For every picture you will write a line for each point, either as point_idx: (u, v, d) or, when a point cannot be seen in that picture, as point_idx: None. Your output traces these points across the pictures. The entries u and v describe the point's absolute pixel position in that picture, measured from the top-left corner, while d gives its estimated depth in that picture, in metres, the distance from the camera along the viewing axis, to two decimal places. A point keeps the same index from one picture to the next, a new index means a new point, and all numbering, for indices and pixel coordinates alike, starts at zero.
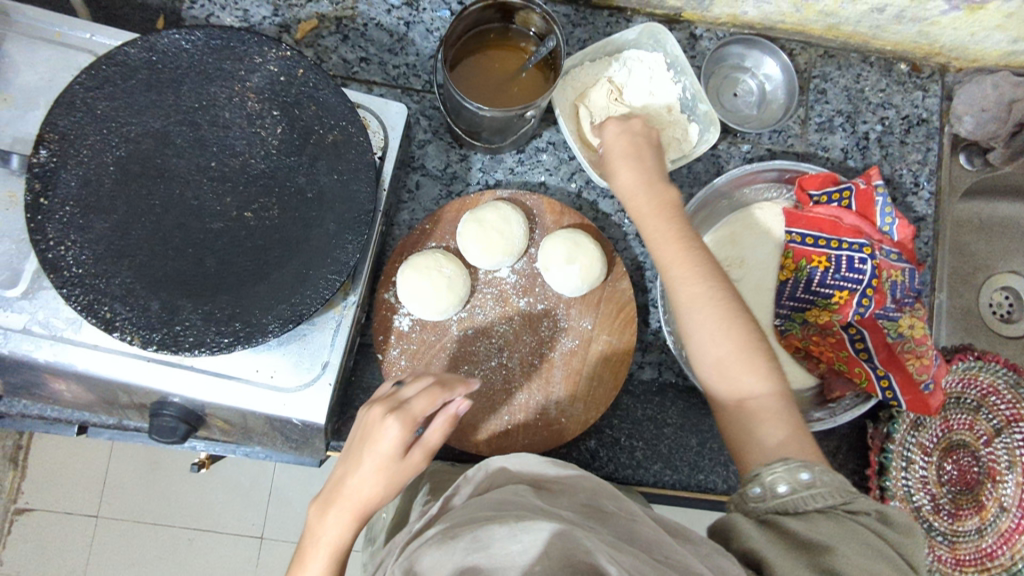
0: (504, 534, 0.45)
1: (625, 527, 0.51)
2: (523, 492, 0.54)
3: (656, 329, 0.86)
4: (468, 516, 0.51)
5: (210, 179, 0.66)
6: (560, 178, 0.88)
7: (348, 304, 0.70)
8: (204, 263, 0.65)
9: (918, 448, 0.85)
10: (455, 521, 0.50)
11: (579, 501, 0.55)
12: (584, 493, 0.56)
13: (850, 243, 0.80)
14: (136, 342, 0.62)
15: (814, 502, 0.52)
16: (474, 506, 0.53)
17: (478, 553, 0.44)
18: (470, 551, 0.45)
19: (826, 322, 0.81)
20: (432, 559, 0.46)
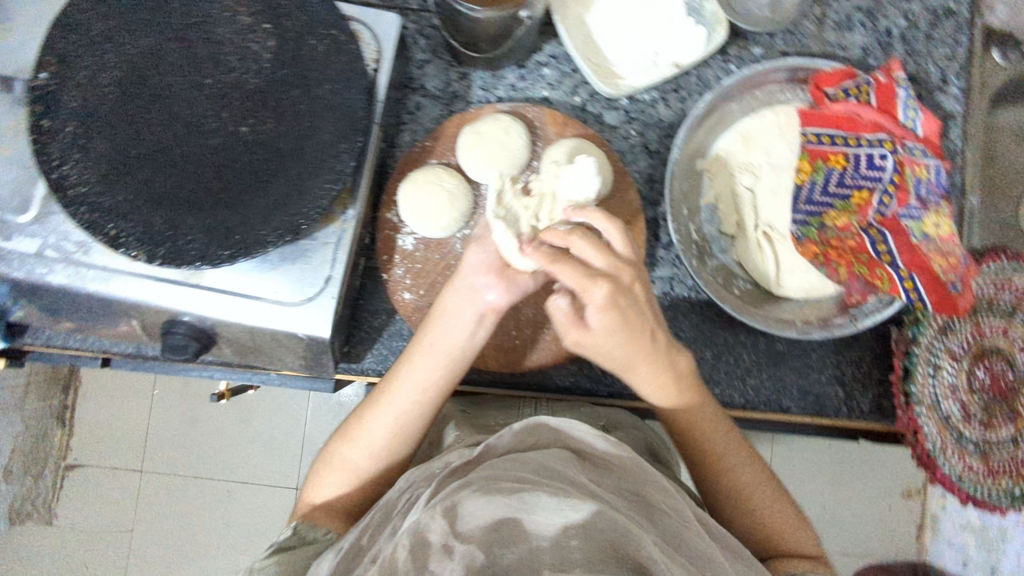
0: (549, 504, 0.45)
1: (673, 527, 0.50)
2: (564, 459, 0.52)
3: (667, 243, 0.85)
4: (509, 471, 0.50)
5: (205, 96, 0.66)
6: (563, 92, 0.85)
7: (348, 219, 0.70)
8: (203, 178, 0.65)
9: (947, 355, 0.81)
10: (498, 470, 0.50)
11: (627, 486, 0.52)
12: (629, 475, 0.54)
13: (869, 139, 0.77)
14: (141, 256, 0.63)
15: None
16: (518, 462, 0.51)
17: (522, 513, 0.45)
18: (514, 507, 0.45)
19: (844, 224, 0.78)
20: (474, 504, 0.46)
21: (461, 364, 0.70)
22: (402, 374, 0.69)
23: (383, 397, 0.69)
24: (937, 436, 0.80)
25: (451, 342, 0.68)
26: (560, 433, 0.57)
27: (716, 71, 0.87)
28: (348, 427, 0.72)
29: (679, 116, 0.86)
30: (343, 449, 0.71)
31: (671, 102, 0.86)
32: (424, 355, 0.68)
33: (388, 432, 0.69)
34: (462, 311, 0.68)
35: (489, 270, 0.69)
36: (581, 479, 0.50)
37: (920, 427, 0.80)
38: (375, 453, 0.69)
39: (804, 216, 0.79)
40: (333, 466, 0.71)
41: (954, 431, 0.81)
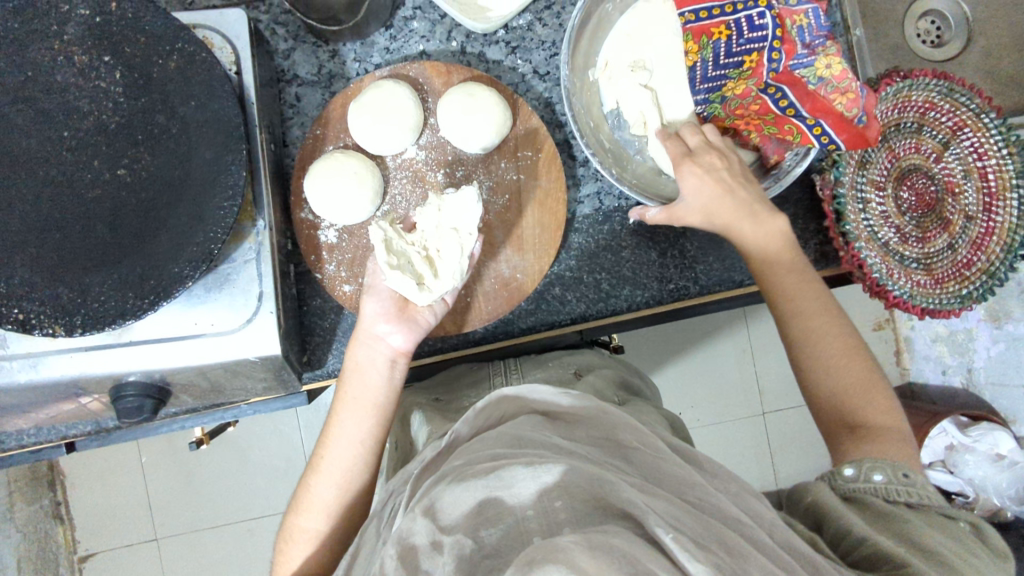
0: (526, 475, 0.42)
1: (648, 462, 0.47)
2: (534, 425, 0.49)
3: (585, 160, 0.84)
4: (483, 451, 0.47)
5: (68, 151, 0.62)
6: (439, 40, 0.83)
7: (259, 230, 0.68)
8: (96, 233, 0.62)
9: (871, 186, 0.84)
10: (469, 457, 0.46)
11: (597, 432, 0.49)
12: (598, 424, 0.50)
13: (745, 0, 0.73)
14: (61, 330, 0.60)
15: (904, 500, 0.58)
16: (488, 441, 0.48)
17: (500, 491, 0.42)
18: (492, 486, 0.42)
19: (744, 92, 0.78)
20: (452, 495, 0.43)
21: (387, 405, 0.71)
22: (334, 433, 0.70)
23: (322, 458, 0.70)
24: (882, 264, 0.82)
25: (369, 388, 0.70)
26: (518, 404, 0.53)
27: None
28: (298, 498, 0.70)
29: (559, 31, 0.84)
30: (298, 521, 0.68)
31: (547, 19, 0.84)
32: (349, 409, 0.70)
33: (335, 487, 0.68)
34: (373, 357, 0.71)
35: (384, 313, 0.72)
36: (553, 443, 0.46)
37: (864, 262, 0.82)
38: (329, 509, 0.68)
39: (705, 95, 0.81)
40: (291, 540, 0.67)
41: (896, 255, 0.84)
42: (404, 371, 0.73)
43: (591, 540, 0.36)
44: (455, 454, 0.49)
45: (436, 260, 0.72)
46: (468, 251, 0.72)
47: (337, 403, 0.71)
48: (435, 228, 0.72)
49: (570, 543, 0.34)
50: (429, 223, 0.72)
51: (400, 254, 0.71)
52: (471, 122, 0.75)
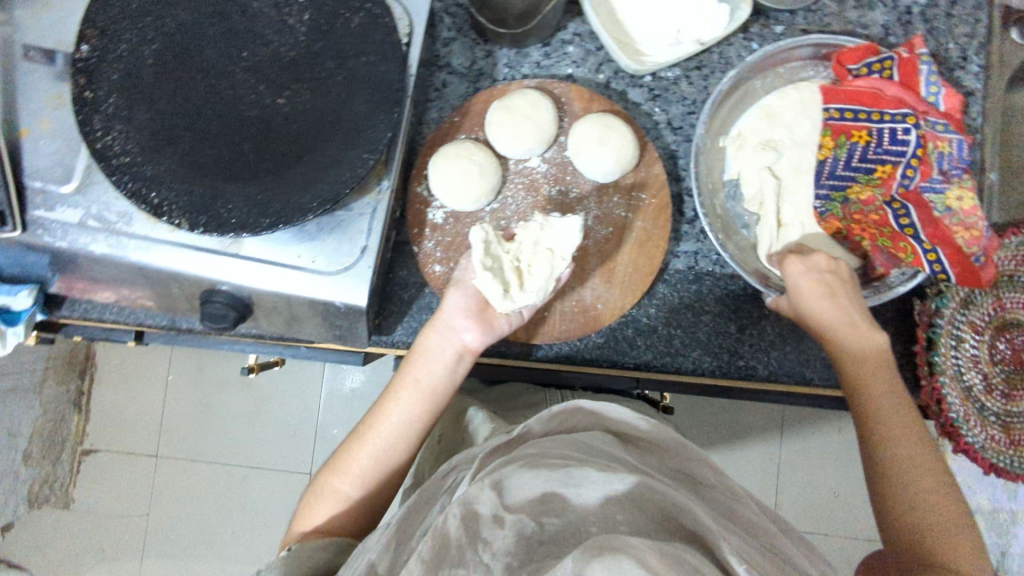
0: (597, 481, 0.49)
1: (722, 501, 0.54)
2: (608, 441, 0.58)
3: (692, 218, 0.86)
4: (553, 450, 0.55)
5: (242, 69, 0.67)
6: (588, 69, 0.87)
7: (383, 189, 0.71)
8: (242, 148, 0.66)
9: (969, 327, 0.82)
10: (544, 449, 0.55)
11: (669, 463, 0.57)
12: (672, 455, 0.58)
13: (892, 114, 0.77)
14: (185, 224, 0.64)
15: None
16: (562, 442, 0.57)
17: (568, 487, 0.50)
18: (560, 482, 0.50)
19: (868, 198, 0.79)
20: (520, 479, 0.51)
21: (443, 394, 0.76)
22: (387, 409, 0.75)
23: (368, 429, 0.75)
24: (960, 406, 0.81)
25: (430, 377, 0.75)
26: (599, 416, 0.62)
27: (739, 49, 0.88)
28: (338, 459, 0.76)
29: (702, 93, 0.87)
30: (333, 481, 0.74)
31: (695, 79, 0.87)
32: (406, 391, 0.75)
33: (374, 459, 0.74)
34: (442, 348, 0.76)
35: (465, 310, 0.75)
36: (623, 457, 0.55)
37: (943, 398, 0.81)
38: (363, 479, 0.73)
39: (827, 191, 0.81)
40: (323, 497, 0.74)
41: (976, 402, 0.82)
42: (468, 368, 0.77)
43: (663, 547, 0.41)
44: (524, 444, 0.58)
45: (524, 274, 0.73)
46: (556, 276, 0.73)
47: (398, 380, 0.76)
48: (534, 245, 0.73)
49: (642, 543, 0.41)
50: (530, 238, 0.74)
51: (497, 258, 0.72)
52: (599, 154, 0.78)
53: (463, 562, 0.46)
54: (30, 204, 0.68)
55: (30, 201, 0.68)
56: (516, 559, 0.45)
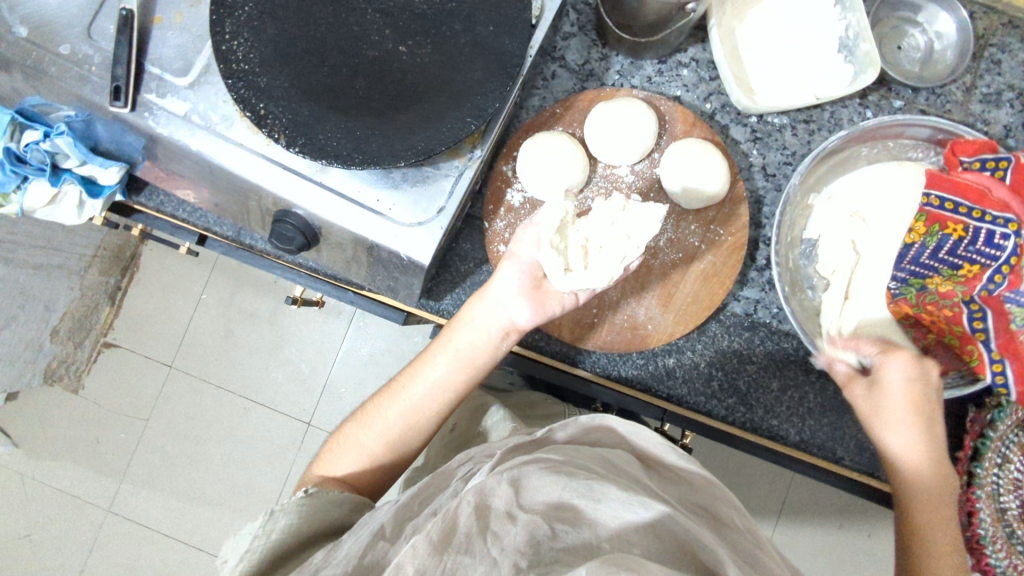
0: (617, 500, 0.49)
1: (744, 545, 0.51)
2: (632, 462, 0.57)
3: (762, 266, 0.85)
4: (579, 461, 0.55)
5: (374, 10, 0.69)
6: (696, 96, 0.86)
7: (474, 157, 0.72)
8: (355, 83, 0.68)
9: (1020, 449, 0.78)
10: (567, 456, 0.55)
11: (691, 498, 0.56)
12: (700, 490, 0.56)
13: (994, 216, 0.74)
14: (281, 140, 0.66)
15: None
16: (586, 454, 0.57)
17: (586, 500, 0.49)
18: (579, 493, 0.50)
19: (947, 292, 0.76)
20: (540, 481, 0.51)
21: (480, 368, 0.77)
22: (421, 370, 0.77)
23: (400, 388, 0.78)
24: (989, 525, 0.78)
25: (471, 347, 0.76)
26: (626, 440, 0.62)
27: (851, 114, 0.87)
28: (366, 410, 0.79)
29: (803, 147, 0.86)
30: (357, 433, 0.77)
31: (800, 132, 0.86)
32: (443, 359, 0.77)
33: (401, 420, 0.76)
34: (488, 322, 0.76)
35: (519, 289, 0.75)
36: (645, 482, 0.54)
37: (975, 511, 0.79)
38: (386, 436, 0.76)
39: (906, 275, 0.78)
40: (344, 446, 0.77)
41: (1008, 526, 0.78)
42: (510, 343, 0.78)
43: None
44: (549, 448, 0.59)
45: (592, 253, 0.73)
46: (627, 261, 0.73)
47: (437, 346, 0.78)
48: (611, 226, 0.74)
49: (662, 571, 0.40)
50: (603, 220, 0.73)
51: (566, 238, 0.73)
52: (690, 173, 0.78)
53: (471, 550, 0.45)
54: (144, 87, 0.70)
55: (145, 84, 0.70)
56: (525, 560, 0.44)
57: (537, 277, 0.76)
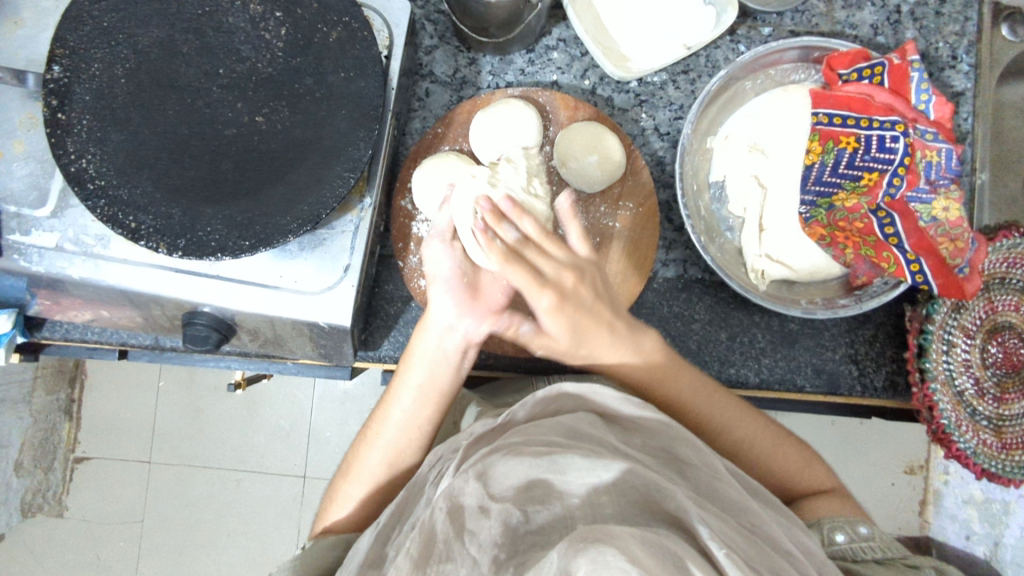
0: (582, 467, 0.50)
1: (704, 482, 0.55)
2: (592, 424, 0.58)
3: (679, 225, 0.85)
4: (538, 436, 0.55)
5: (219, 88, 0.66)
6: (573, 75, 0.86)
7: (365, 206, 0.70)
8: (220, 167, 0.65)
9: (960, 331, 0.82)
10: (527, 436, 0.55)
11: (655, 444, 0.59)
12: (657, 434, 0.59)
13: (881, 121, 0.76)
14: (162, 249, 0.62)
15: (872, 553, 0.65)
16: (547, 427, 0.57)
17: (552, 474, 0.51)
18: (544, 468, 0.51)
19: (853, 206, 0.77)
20: (505, 467, 0.52)
21: (447, 393, 0.73)
22: (390, 412, 0.73)
23: (373, 434, 0.75)
24: (951, 411, 0.81)
25: (432, 378, 0.71)
26: (579, 399, 0.63)
27: (727, 52, 0.87)
28: (350, 462, 0.76)
29: (689, 97, 0.86)
30: (346, 483, 0.75)
31: (682, 83, 0.86)
32: (406, 396, 0.72)
33: (384, 463, 0.73)
34: (443, 346, 0.69)
35: (456, 309, 0.67)
36: (607, 441, 0.56)
37: (935, 404, 0.81)
38: (375, 482, 0.74)
39: (813, 197, 0.79)
40: (338, 496, 0.75)
41: (968, 406, 0.82)
42: (473, 357, 0.72)
43: (644, 536, 0.41)
44: (510, 431, 0.58)
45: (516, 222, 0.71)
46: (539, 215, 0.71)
47: (396, 385, 0.73)
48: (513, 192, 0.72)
49: (625, 533, 0.40)
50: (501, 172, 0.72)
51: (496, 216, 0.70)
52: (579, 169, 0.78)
53: (452, 556, 0.46)
54: (4, 229, 0.67)
55: (5, 226, 0.67)
56: (503, 552, 0.46)
57: (463, 282, 0.67)
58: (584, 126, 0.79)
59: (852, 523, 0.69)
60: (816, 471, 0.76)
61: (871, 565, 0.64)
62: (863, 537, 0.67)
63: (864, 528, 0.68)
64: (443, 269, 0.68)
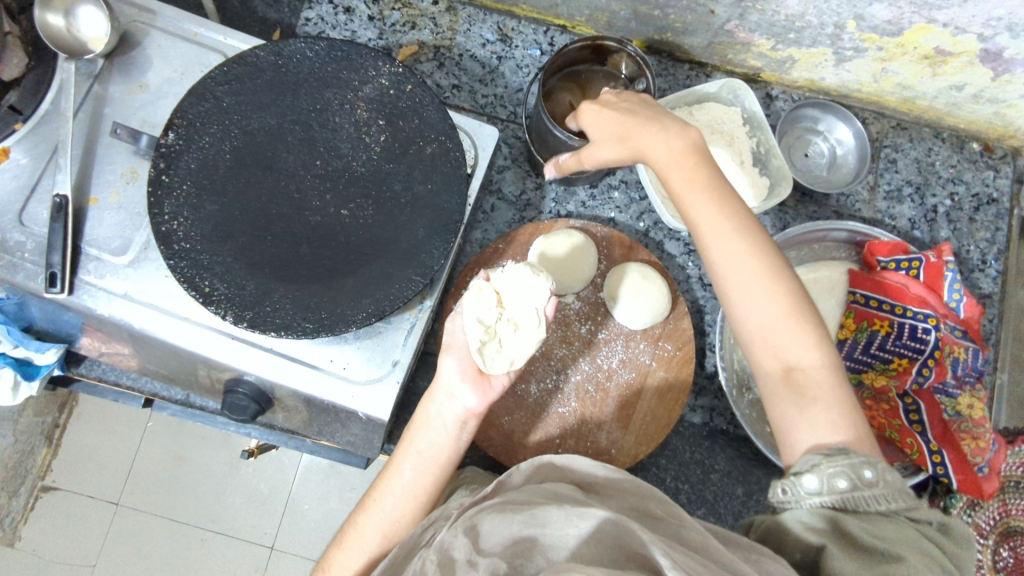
0: (561, 518, 0.48)
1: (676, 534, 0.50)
2: (570, 488, 0.57)
3: (712, 372, 0.88)
4: (519, 496, 0.54)
5: (314, 178, 0.71)
6: (629, 216, 0.92)
7: (424, 308, 0.73)
8: (300, 250, 0.69)
9: (974, 529, 0.83)
10: (509, 496, 0.54)
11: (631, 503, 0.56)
12: (632, 493, 0.56)
13: (915, 312, 0.82)
14: (229, 317, 0.65)
15: (877, 505, 0.51)
16: (529, 490, 0.56)
17: (534, 529, 0.48)
18: (527, 523, 0.49)
19: (882, 387, 0.81)
20: (491, 525, 0.51)
21: (448, 466, 0.67)
22: (388, 475, 0.66)
23: (371, 501, 0.66)
24: None
25: (435, 445, 0.67)
26: (563, 468, 0.62)
27: (774, 219, 0.93)
28: (342, 533, 0.67)
29: None
30: (337, 556, 0.65)
31: None
32: (407, 460, 0.66)
33: (381, 533, 0.64)
34: (444, 415, 0.68)
35: (462, 376, 0.68)
36: (584, 501, 0.54)
37: None
38: (369, 554, 0.64)
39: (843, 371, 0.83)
40: (323, 573, 0.65)
41: None
42: (471, 432, 0.69)
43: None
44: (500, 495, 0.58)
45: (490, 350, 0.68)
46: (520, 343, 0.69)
47: (397, 453, 0.67)
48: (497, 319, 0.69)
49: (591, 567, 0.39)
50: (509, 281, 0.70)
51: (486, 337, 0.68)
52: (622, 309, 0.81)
53: None
54: (80, 269, 0.70)
55: (82, 266, 0.70)
56: None
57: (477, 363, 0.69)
58: (626, 266, 0.83)
59: (855, 462, 0.53)
60: (809, 426, 0.57)
61: (873, 520, 0.51)
62: (869, 484, 0.52)
63: (868, 471, 0.52)
64: (459, 342, 0.71)
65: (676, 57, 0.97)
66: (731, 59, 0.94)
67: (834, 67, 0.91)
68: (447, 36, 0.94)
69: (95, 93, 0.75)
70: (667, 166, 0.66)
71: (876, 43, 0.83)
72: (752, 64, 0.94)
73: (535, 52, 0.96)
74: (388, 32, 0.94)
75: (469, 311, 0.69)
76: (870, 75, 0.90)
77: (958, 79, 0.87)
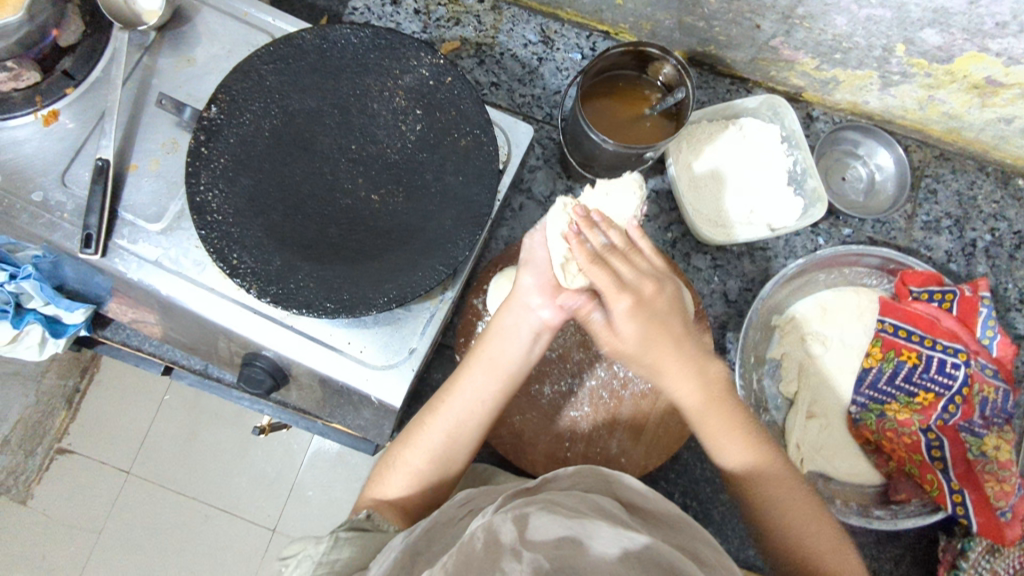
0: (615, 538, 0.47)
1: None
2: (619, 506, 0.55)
3: (729, 391, 0.87)
4: (569, 501, 0.53)
5: (349, 161, 0.72)
6: (657, 226, 0.91)
7: (445, 299, 0.73)
8: (328, 231, 0.70)
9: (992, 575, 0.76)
10: (561, 500, 0.53)
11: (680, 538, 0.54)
12: (681, 526, 0.54)
13: (945, 345, 0.80)
14: (253, 290, 0.66)
15: None
16: (577, 498, 0.55)
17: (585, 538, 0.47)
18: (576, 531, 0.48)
19: (905, 420, 0.79)
20: (540, 522, 0.48)
21: (516, 375, 0.70)
22: (459, 382, 0.69)
23: (439, 405, 0.70)
24: None
25: (507, 355, 0.69)
26: (610, 482, 0.60)
27: (805, 241, 0.92)
28: (408, 430, 0.71)
29: (762, 274, 0.91)
30: (405, 453, 0.70)
31: (758, 259, 0.91)
32: (478, 369, 0.69)
33: (445, 435, 0.69)
34: (520, 328, 0.69)
35: (540, 289, 0.69)
36: (633, 522, 0.53)
37: None
38: (433, 455, 0.69)
39: (865, 400, 0.81)
40: (388, 466, 0.70)
41: None
42: (542, 345, 0.71)
43: None
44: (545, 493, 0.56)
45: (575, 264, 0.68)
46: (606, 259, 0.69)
47: (469, 360, 0.70)
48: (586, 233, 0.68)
49: None
50: (595, 197, 0.69)
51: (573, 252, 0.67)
52: None
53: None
54: (116, 233, 0.71)
55: (117, 231, 0.71)
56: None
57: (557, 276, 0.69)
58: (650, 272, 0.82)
59: None
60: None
61: None
62: None
63: None
64: (537, 255, 0.70)
65: (718, 71, 0.96)
66: (774, 77, 0.93)
67: (879, 91, 0.89)
68: (490, 34, 0.95)
69: (146, 64, 0.77)
70: (699, 412, 0.66)
71: (925, 69, 0.81)
72: (794, 82, 0.93)
73: (576, 56, 0.96)
74: (432, 27, 0.95)
75: (551, 227, 0.68)
76: (916, 101, 0.89)
77: (1007, 112, 0.85)
